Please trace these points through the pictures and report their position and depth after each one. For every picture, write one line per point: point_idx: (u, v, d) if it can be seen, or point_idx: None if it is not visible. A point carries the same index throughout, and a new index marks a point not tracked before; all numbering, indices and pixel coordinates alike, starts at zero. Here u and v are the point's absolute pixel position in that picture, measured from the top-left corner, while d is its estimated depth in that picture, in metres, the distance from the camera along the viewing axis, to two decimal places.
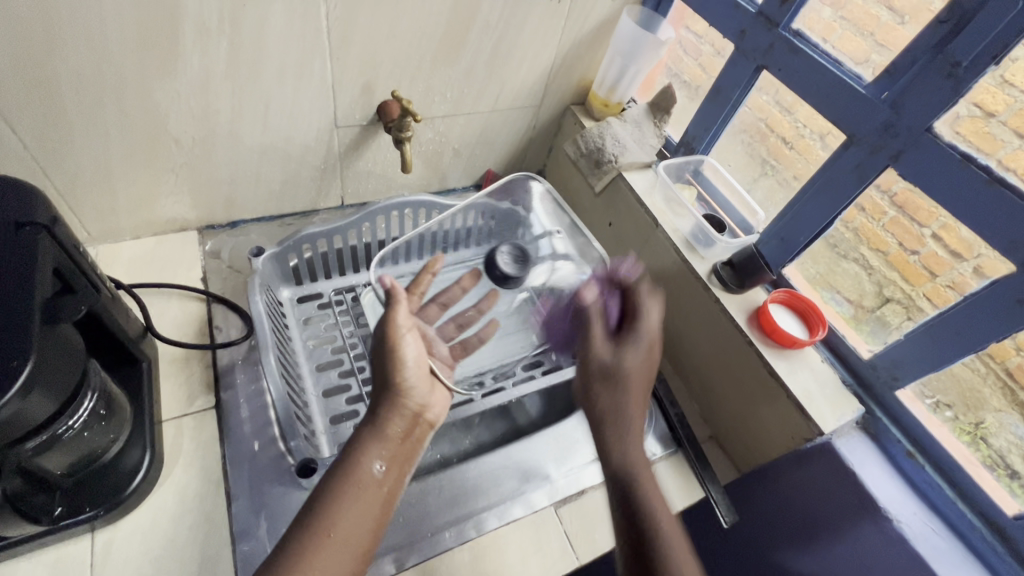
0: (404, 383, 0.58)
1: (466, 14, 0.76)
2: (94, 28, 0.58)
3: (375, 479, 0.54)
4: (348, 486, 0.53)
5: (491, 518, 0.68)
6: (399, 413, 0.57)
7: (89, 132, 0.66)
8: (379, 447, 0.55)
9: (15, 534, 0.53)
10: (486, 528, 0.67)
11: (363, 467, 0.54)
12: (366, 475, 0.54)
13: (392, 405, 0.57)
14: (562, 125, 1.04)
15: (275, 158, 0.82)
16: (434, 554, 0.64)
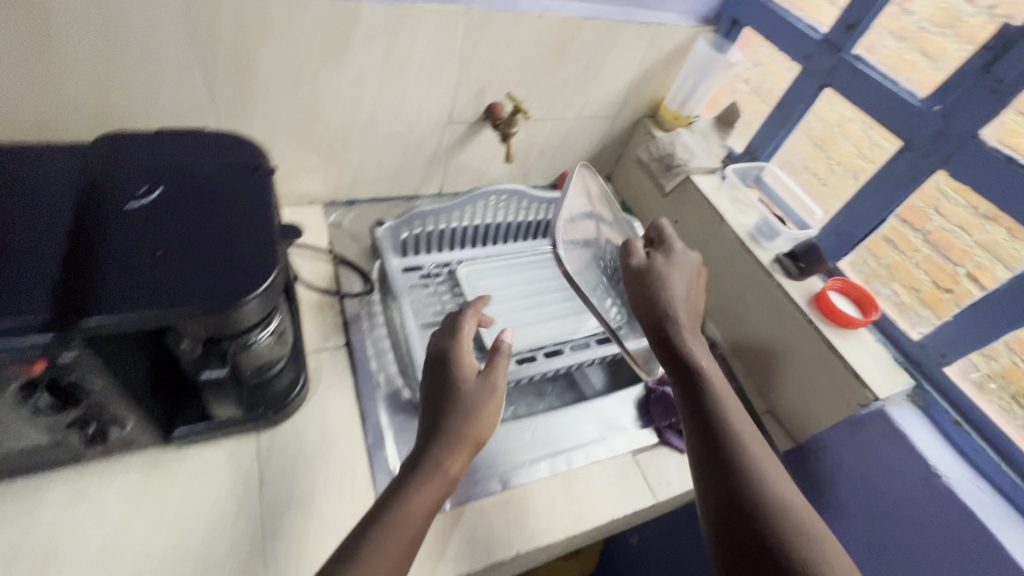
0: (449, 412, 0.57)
1: (571, 32, 0.90)
2: (294, 28, 0.73)
3: (416, 518, 0.52)
4: (391, 527, 0.50)
5: (579, 455, 0.78)
6: (446, 455, 0.55)
7: (265, 112, 0.81)
8: (426, 484, 0.53)
9: (203, 424, 0.64)
10: (576, 464, 0.77)
11: (407, 513, 0.51)
12: (409, 523, 0.51)
13: (459, 439, 0.56)
14: (633, 135, 1.17)
15: (396, 145, 0.96)
16: (532, 479, 0.74)
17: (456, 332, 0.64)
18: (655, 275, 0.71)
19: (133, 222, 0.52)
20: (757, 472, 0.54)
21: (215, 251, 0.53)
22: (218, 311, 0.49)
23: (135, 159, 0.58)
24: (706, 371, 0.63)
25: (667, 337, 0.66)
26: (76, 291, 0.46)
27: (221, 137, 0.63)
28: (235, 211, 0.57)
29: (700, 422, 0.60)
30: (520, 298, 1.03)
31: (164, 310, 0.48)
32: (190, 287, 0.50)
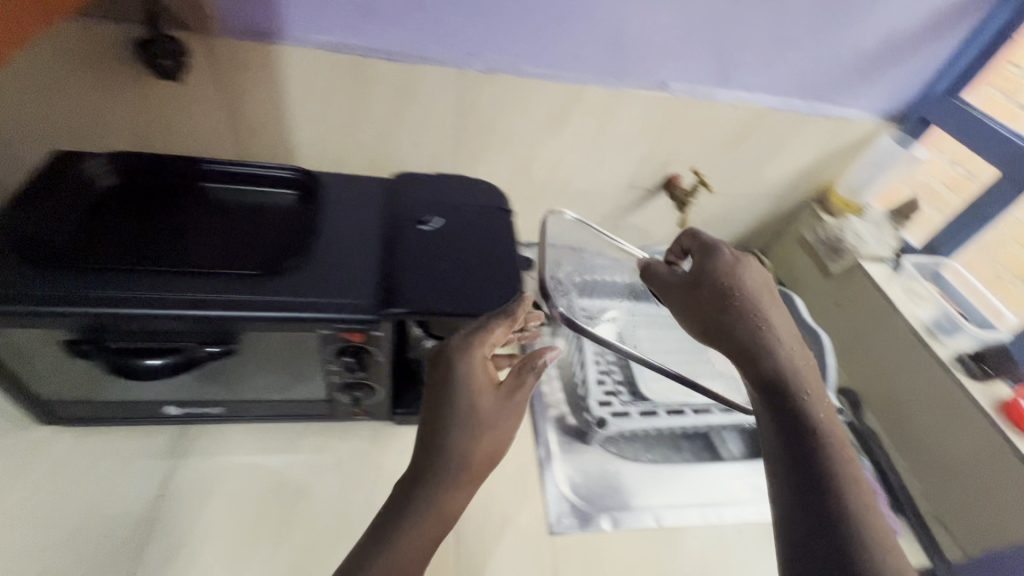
0: (454, 435, 0.54)
1: (758, 119, 1.00)
2: (532, 104, 0.91)
3: (428, 529, 0.51)
4: (394, 550, 0.50)
5: (730, 513, 0.81)
6: (455, 490, 0.53)
7: (489, 164, 1.00)
8: (440, 493, 0.52)
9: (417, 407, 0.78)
10: (727, 520, 0.80)
11: (417, 532, 0.51)
12: (419, 533, 0.51)
13: (455, 464, 0.53)
14: (796, 215, 1.21)
15: (580, 201, 1.10)
16: (682, 524, 0.78)
17: (462, 352, 0.57)
18: (737, 288, 0.60)
19: (424, 242, 0.68)
20: (851, 510, 0.48)
21: (478, 271, 0.67)
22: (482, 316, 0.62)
23: (421, 193, 0.75)
24: (801, 377, 0.56)
25: (783, 386, 0.55)
26: (390, 289, 0.62)
27: (474, 181, 0.80)
28: (490, 240, 0.71)
29: (793, 449, 0.52)
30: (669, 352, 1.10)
31: (445, 312, 0.61)
32: (462, 296, 0.63)
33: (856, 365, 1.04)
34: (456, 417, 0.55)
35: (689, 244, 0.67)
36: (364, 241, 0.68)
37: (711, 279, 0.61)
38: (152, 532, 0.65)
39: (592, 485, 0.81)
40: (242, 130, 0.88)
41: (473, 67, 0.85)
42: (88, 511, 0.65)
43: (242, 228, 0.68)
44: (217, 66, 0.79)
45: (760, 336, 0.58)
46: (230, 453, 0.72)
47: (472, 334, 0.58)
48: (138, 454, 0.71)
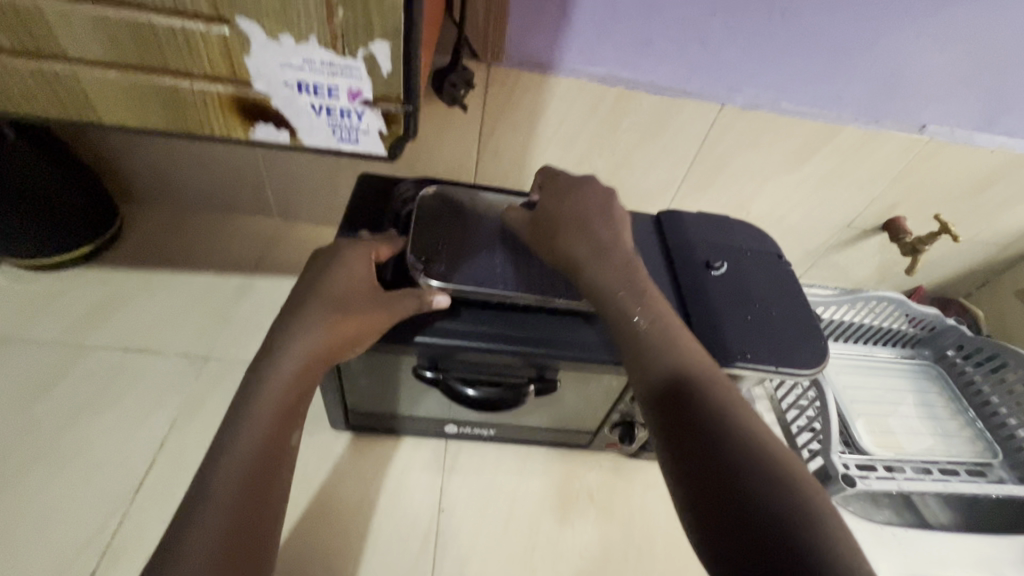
0: (305, 326, 0.53)
1: (1013, 166, 0.92)
2: (777, 141, 0.88)
3: (264, 431, 0.48)
4: (238, 452, 0.46)
5: None
6: (301, 389, 0.52)
7: (709, 196, 0.98)
8: (278, 381, 0.50)
9: None
10: None
11: (256, 431, 0.47)
12: (254, 437, 0.47)
13: (303, 349, 0.52)
14: (1016, 265, 1.12)
15: (787, 237, 1.07)
16: None
17: (349, 254, 0.59)
18: (587, 213, 0.64)
19: (721, 286, 0.67)
20: (763, 475, 0.43)
21: (782, 321, 0.65)
22: (805, 372, 0.61)
23: (698, 232, 0.74)
24: (681, 344, 0.54)
25: (629, 333, 0.55)
26: (710, 339, 0.62)
27: (740, 222, 0.78)
28: (780, 289, 0.69)
29: (665, 411, 0.49)
30: (875, 403, 1.05)
31: (768, 366, 0.61)
32: (779, 349, 0.62)
33: None
34: (314, 306, 0.54)
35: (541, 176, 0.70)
36: (455, 240, 0.66)
37: (550, 203, 0.65)
38: (440, 544, 0.68)
39: None
40: (488, 152, 0.90)
41: (733, 102, 0.83)
42: (381, 515, 0.70)
43: (431, 228, 0.66)
44: (490, 95, 0.81)
45: (597, 257, 0.60)
46: (493, 471, 0.75)
47: (359, 245, 0.60)
48: (413, 464, 0.75)
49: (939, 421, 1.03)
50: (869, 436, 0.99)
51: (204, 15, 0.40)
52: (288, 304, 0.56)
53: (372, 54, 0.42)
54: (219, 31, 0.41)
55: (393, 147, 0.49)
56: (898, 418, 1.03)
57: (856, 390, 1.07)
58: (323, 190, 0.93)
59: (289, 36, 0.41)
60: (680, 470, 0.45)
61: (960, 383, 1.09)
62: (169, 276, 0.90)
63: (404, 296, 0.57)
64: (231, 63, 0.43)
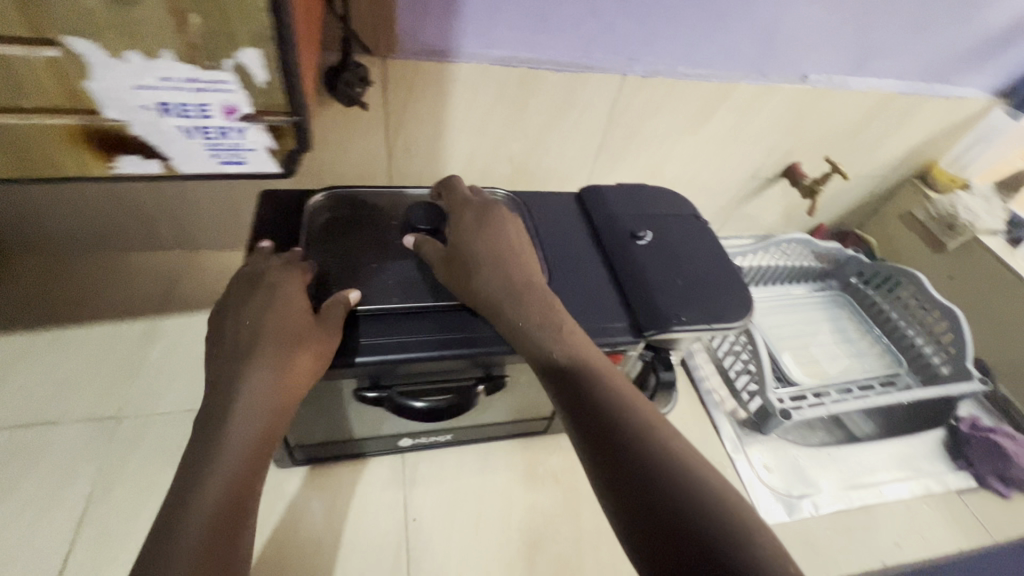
0: (249, 367, 0.48)
1: (883, 105, 1.02)
2: (680, 104, 0.91)
3: (228, 484, 0.43)
4: (201, 510, 0.41)
5: (894, 489, 0.86)
6: (258, 438, 0.47)
7: (626, 167, 1.00)
8: (231, 434, 0.45)
9: None
10: (892, 496, 0.85)
11: (219, 486, 0.43)
12: (215, 493, 0.42)
13: (249, 393, 0.47)
14: (896, 193, 1.25)
15: (702, 194, 1.12)
16: (860, 502, 0.83)
17: (281, 283, 0.54)
18: (494, 244, 0.60)
19: (650, 255, 0.69)
20: (685, 490, 0.41)
21: (709, 279, 0.68)
22: (738, 324, 0.64)
23: (621, 206, 0.75)
24: (596, 365, 0.52)
25: (546, 362, 0.52)
26: (646, 308, 0.63)
27: (656, 190, 0.81)
28: (704, 249, 0.71)
29: (593, 444, 0.46)
30: (797, 337, 1.14)
31: (704, 325, 0.63)
32: (711, 307, 0.64)
33: (976, 332, 1.10)
34: (255, 344, 0.49)
35: (450, 203, 0.66)
36: (362, 255, 0.63)
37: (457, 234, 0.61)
38: (412, 561, 0.66)
39: (785, 474, 0.85)
40: (400, 150, 0.86)
41: (634, 72, 0.84)
42: (344, 545, 0.66)
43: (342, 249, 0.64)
44: (391, 90, 0.77)
45: (504, 290, 0.57)
46: (455, 476, 0.74)
47: (285, 267, 0.55)
48: (372, 486, 0.72)
49: (851, 344, 1.14)
50: (796, 368, 1.07)
51: (23, 39, 0.34)
52: (218, 343, 0.51)
53: (242, 64, 0.39)
54: (45, 54, 0.35)
55: (286, 162, 0.47)
56: (818, 348, 1.12)
57: (780, 328, 1.15)
58: (223, 213, 0.85)
59: (136, 53, 0.36)
60: (615, 506, 0.43)
61: (865, 306, 1.21)
62: (56, 334, 0.79)
63: (333, 304, 0.54)
64: (70, 91, 0.37)
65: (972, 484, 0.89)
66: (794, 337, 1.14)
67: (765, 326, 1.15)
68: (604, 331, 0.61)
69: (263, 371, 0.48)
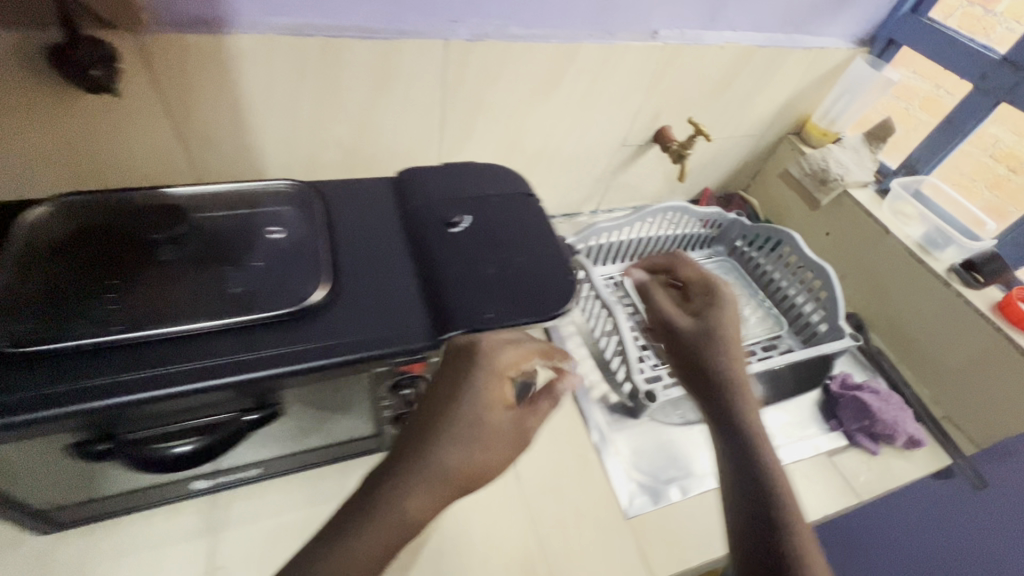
0: (446, 449, 0.45)
1: (744, 59, 0.97)
2: (521, 70, 0.83)
3: (371, 550, 0.42)
4: (350, 563, 0.41)
5: None
6: (433, 503, 0.44)
7: (480, 143, 0.92)
8: (400, 501, 0.43)
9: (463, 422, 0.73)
10: None
11: (368, 550, 0.41)
12: (366, 552, 0.41)
13: (427, 478, 0.44)
14: (775, 151, 1.22)
15: (574, 167, 1.05)
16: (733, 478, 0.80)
17: (498, 358, 0.50)
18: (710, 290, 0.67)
19: (463, 244, 0.61)
20: (774, 551, 0.47)
21: (531, 264, 0.61)
22: (559, 312, 0.57)
23: (439, 190, 0.67)
24: (747, 416, 0.57)
25: (729, 413, 0.57)
26: (450, 306, 0.55)
27: (486, 167, 0.72)
28: (530, 231, 0.65)
29: (739, 496, 0.52)
30: (682, 307, 1.09)
31: (517, 319, 0.56)
32: (527, 296, 0.57)
33: (851, 287, 1.09)
34: (446, 429, 0.46)
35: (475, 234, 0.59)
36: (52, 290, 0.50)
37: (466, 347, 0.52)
38: None
39: (655, 458, 0.81)
40: (197, 143, 0.74)
41: (456, 36, 0.75)
42: None
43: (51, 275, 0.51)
44: (157, 71, 0.65)
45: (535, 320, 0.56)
46: None
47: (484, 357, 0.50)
48: None
49: (735, 309, 1.11)
50: (679, 340, 1.02)
51: None
52: (424, 416, 0.48)
53: None
54: None
55: None
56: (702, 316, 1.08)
57: (665, 299, 1.10)
58: None
59: None
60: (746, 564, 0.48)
61: (750, 269, 1.18)
62: None
63: (543, 398, 0.53)
64: None
65: (842, 444, 0.88)
66: None
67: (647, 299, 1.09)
68: (394, 337, 0.52)
69: (460, 460, 0.45)
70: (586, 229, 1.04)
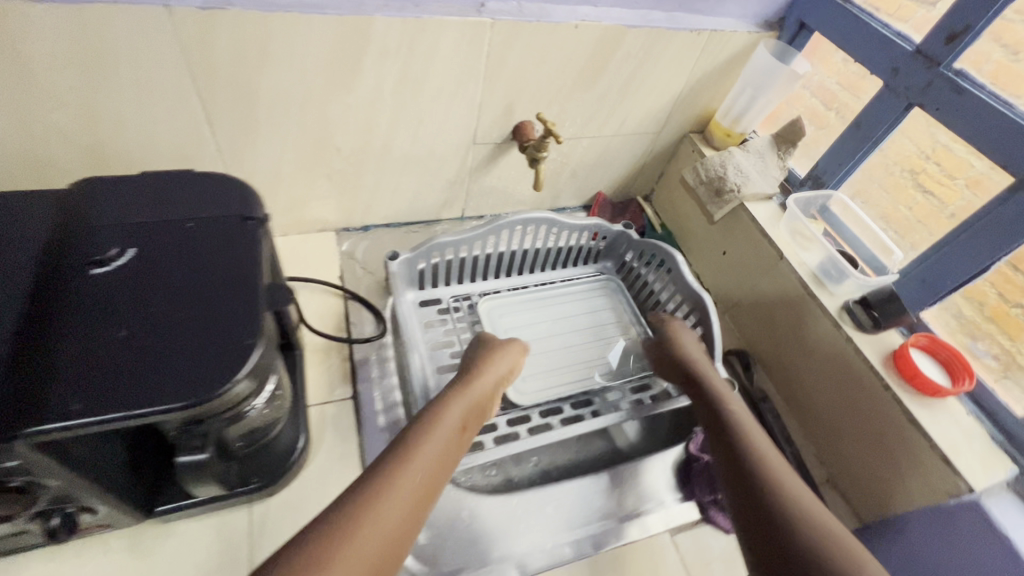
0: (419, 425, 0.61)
1: (612, 42, 0.79)
2: (298, 49, 0.65)
3: (396, 518, 0.49)
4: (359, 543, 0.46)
5: (592, 541, 0.69)
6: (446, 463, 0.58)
7: (272, 140, 0.74)
8: (426, 448, 0.56)
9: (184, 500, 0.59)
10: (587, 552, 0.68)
11: (374, 535, 0.47)
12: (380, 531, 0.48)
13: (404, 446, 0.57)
14: (677, 152, 1.05)
15: (415, 169, 0.87)
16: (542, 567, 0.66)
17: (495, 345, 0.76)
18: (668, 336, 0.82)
19: (95, 294, 0.44)
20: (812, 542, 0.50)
21: (186, 328, 0.44)
22: (186, 407, 0.41)
23: (106, 209, 0.49)
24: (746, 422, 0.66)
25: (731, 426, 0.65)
26: (40, 384, 0.39)
27: (202, 178, 0.55)
28: (222, 271, 0.48)
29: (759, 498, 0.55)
30: (547, 335, 0.93)
31: (144, 407, 0.40)
32: (175, 371, 0.42)
33: (744, 317, 0.94)
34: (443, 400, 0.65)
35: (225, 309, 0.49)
36: None
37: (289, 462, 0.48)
38: None
39: (451, 539, 0.66)
40: None
41: (183, 3, 0.57)
42: None
43: None
44: None
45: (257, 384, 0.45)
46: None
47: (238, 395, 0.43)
48: None
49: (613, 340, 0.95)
50: (530, 377, 0.87)
51: None
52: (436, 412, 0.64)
53: None
54: None
55: None
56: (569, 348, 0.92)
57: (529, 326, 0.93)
58: None
59: None
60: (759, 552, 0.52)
61: (637, 290, 1.01)
62: None
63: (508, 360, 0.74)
64: None
65: (693, 517, 0.74)
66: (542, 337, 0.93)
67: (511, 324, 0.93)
68: None
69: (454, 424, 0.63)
70: (425, 242, 0.86)
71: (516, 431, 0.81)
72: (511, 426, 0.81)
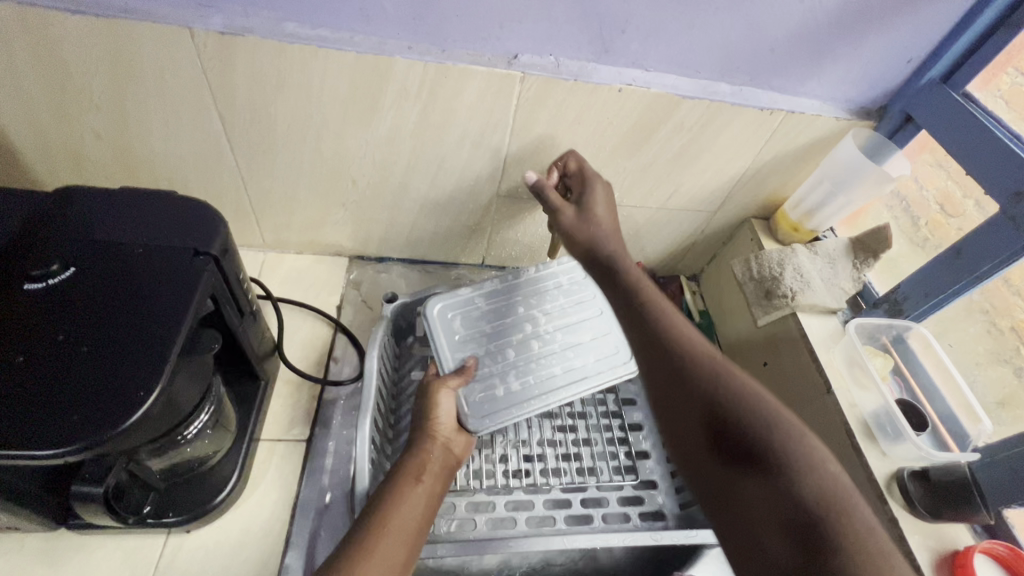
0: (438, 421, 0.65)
1: (663, 111, 0.70)
2: (317, 82, 0.63)
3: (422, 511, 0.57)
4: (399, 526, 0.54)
5: None
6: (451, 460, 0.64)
7: (288, 163, 0.73)
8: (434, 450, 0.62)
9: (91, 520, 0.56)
10: None
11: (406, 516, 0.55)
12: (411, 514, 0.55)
13: (428, 439, 0.63)
14: (734, 236, 0.92)
15: (434, 212, 0.83)
16: None
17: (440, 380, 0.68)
18: (583, 201, 0.69)
19: (19, 314, 0.44)
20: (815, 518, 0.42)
21: (90, 365, 0.42)
22: (54, 456, 0.38)
23: (68, 224, 0.49)
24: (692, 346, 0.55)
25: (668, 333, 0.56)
26: None
27: (171, 198, 0.53)
28: (150, 303, 0.46)
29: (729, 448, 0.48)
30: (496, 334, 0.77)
31: (9, 445, 0.38)
32: (58, 409, 0.40)
33: None
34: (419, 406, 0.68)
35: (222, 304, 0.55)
36: None
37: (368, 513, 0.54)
38: None
39: None
40: None
41: (204, 26, 0.57)
42: None
43: None
44: None
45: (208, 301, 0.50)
46: None
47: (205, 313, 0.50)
48: None
49: (539, 273, 0.82)
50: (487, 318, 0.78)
51: None
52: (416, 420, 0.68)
53: None
54: None
55: None
56: (579, 345, 0.77)
57: (534, 379, 0.73)
58: None
59: None
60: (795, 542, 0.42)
61: None
62: None
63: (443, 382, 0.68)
64: None
65: None
66: (485, 321, 0.77)
67: (457, 335, 0.75)
68: None
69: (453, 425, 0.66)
70: (424, 290, 0.80)
71: (473, 520, 0.73)
72: (471, 513, 0.73)
